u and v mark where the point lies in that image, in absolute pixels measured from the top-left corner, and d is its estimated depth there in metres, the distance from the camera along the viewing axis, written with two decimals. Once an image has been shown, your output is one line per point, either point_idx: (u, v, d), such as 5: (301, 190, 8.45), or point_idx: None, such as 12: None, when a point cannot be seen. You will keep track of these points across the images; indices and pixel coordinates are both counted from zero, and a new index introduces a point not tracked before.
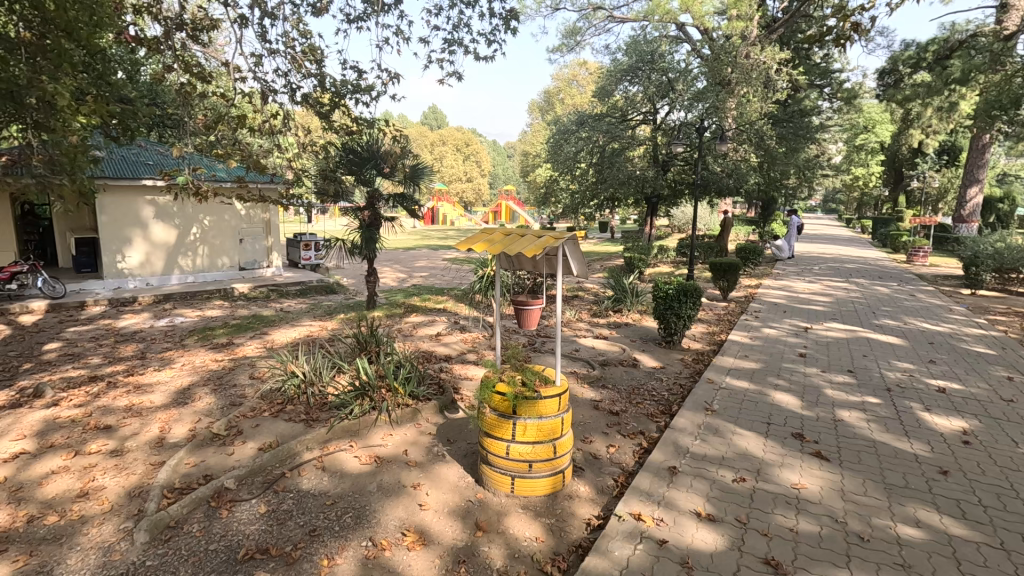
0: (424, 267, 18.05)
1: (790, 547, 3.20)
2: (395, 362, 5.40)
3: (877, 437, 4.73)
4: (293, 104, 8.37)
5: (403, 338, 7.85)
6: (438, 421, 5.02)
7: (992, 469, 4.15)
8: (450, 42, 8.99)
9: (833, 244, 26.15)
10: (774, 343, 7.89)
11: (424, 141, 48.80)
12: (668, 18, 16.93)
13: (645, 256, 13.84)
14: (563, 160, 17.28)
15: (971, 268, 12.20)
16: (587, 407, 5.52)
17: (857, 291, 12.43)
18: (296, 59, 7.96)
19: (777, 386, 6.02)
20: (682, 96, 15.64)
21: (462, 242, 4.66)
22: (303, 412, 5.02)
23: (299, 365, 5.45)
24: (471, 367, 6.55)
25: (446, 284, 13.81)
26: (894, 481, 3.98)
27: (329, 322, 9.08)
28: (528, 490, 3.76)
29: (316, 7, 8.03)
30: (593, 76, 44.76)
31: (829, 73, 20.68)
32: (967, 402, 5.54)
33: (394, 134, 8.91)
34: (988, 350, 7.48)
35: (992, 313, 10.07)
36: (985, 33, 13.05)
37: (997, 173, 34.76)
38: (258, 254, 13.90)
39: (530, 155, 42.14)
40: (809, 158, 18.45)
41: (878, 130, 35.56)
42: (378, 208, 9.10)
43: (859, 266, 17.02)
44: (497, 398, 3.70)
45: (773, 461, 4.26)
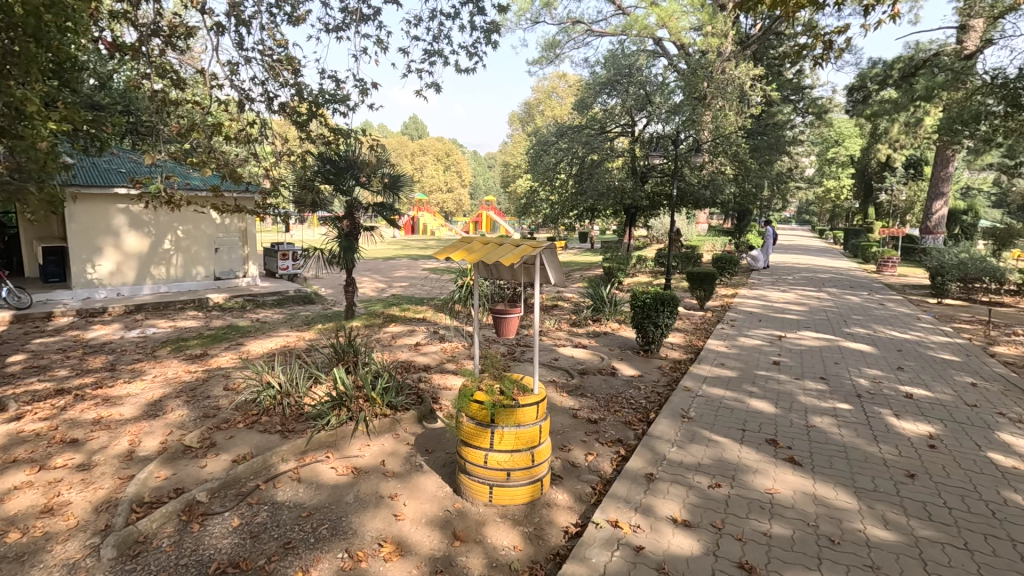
0: (404, 276, 17.97)
1: (763, 551, 3.26)
2: (374, 372, 5.36)
3: (848, 441, 4.85)
4: (270, 113, 8.29)
5: (382, 348, 7.77)
6: (417, 431, 4.99)
7: (957, 472, 4.28)
8: (429, 53, 9.05)
9: (806, 254, 26.80)
10: (750, 351, 8.03)
11: (405, 151, 48.88)
12: (646, 32, 17.34)
13: (624, 266, 13.97)
14: (543, 170, 17.37)
15: (937, 277, 12.86)
16: (566, 415, 5.55)
17: (830, 300, 12.78)
18: (273, 68, 7.91)
19: (752, 393, 6.13)
20: (660, 109, 15.84)
21: (440, 250, 4.63)
22: (279, 423, 4.94)
23: (276, 375, 5.38)
24: (450, 377, 6.52)
25: (426, 294, 13.85)
26: (864, 484, 4.08)
27: (307, 333, 8.98)
28: (507, 499, 3.77)
29: (293, 16, 8.06)
30: (572, 88, 45.32)
31: (802, 88, 20.81)
32: (933, 408, 5.71)
33: (371, 143, 8.87)
34: (953, 357, 7.75)
35: (958, 322, 10.41)
36: (947, 52, 13.60)
37: (961, 187, 36.23)
38: (233, 264, 13.71)
39: (511, 167, 42.47)
40: (781, 171, 19.04)
41: (847, 143, 36.89)
42: (358, 217, 9.04)
43: (832, 276, 17.46)
44: (475, 406, 3.69)
45: (749, 466, 4.34)
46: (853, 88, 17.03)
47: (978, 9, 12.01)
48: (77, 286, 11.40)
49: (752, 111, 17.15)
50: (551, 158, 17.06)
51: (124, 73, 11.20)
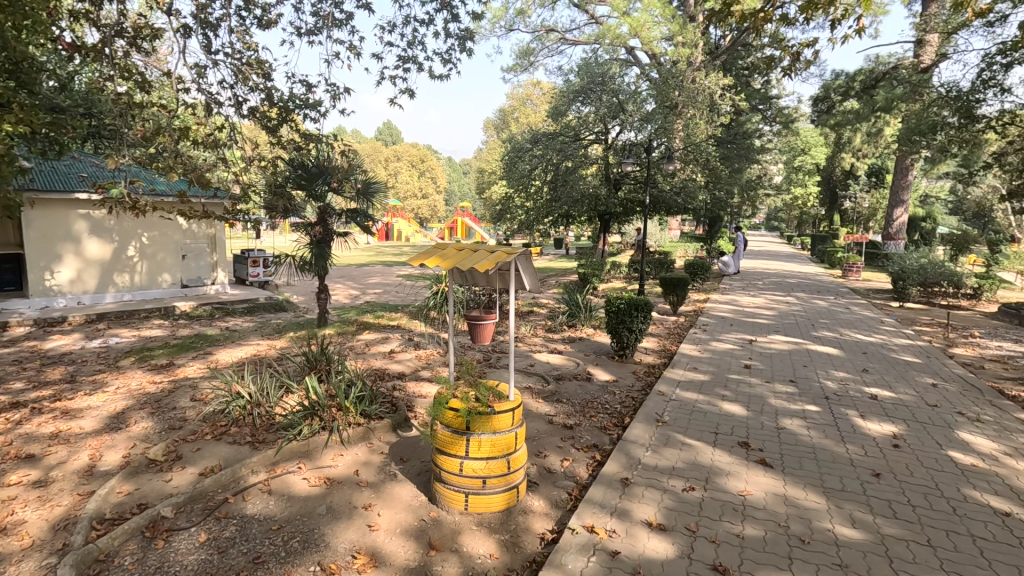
0: (378, 283, 17.79)
1: (736, 553, 3.30)
2: (347, 380, 5.27)
3: (816, 442, 4.96)
4: (239, 117, 8.13)
5: (355, 356, 7.66)
6: (392, 440, 4.93)
7: (920, 470, 4.41)
8: (404, 59, 9.01)
9: (775, 260, 27.45)
10: (722, 355, 8.17)
11: (379, 157, 48.50)
12: (619, 41, 17.60)
13: (599, 272, 14.09)
14: (518, 177, 17.40)
15: (898, 282, 13.15)
16: (542, 421, 5.55)
17: (798, 304, 13.10)
18: (242, 71, 7.76)
19: (724, 397, 6.23)
20: (632, 118, 16.09)
21: (415, 257, 4.60)
22: (248, 434, 4.82)
23: (245, 385, 5.25)
24: (425, 385, 6.46)
25: (401, 301, 13.72)
26: (832, 484, 4.17)
27: (278, 341, 8.80)
28: (483, 507, 3.74)
29: (262, 19, 7.95)
30: (547, 96, 45.68)
31: (769, 98, 21.43)
32: (897, 408, 5.89)
33: (343, 148, 8.80)
34: (915, 359, 8.02)
35: (919, 325, 10.77)
36: (905, 65, 14.15)
37: (920, 195, 37.64)
38: (201, 271, 13.39)
39: (486, 174, 42.51)
40: (750, 179, 19.49)
41: (813, 152, 38.05)
42: (331, 224, 8.93)
43: (800, 281, 17.91)
44: (450, 414, 3.66)
45: (722, 469, 4.40)
46: (818, 98, 17.58)
47: (933, 24, 12.53)
48: (34, 294, 10.94)
49: (722, 120, 17.53)
50: (526, 164, 17.11)
51: (85, 75, 10.86)
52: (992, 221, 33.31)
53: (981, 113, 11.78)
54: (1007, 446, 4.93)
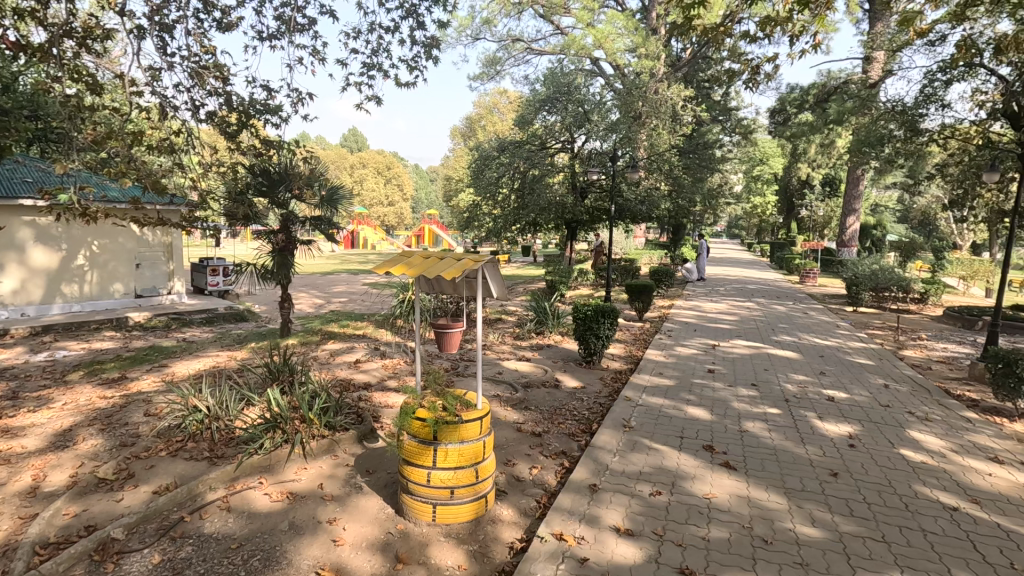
0: (343, 292, 17.49)
1: (702, 555, 3.35)
2: (311, 392, 5.14)
3: (777, 444, 5.10)
4: (197, 122, 7.89)
5: (319, 366, 7.50)
6: (358, 451, 4.83)
7: (874, 469, 4.58)
8: (368, 66, 8.95)
9: (737, 266, 28.23)
10: (687, 360, 8.33)
11: (344, 164, 47.87)
12: (584, 52, 17.89)
13: (566, 279, 14.20)
14: (485, 185, 17.40)
15: (852, 287, 13.80)
16: (510, 429, 5.53)
17: (758, 310, 13.49)
18: (199, 74, 7.55)
19: (689, 401, 6.34)
20: (598, 127, 16.34)
21: (380, 265, 4.54)
22: (206, 450, 4.65)
23: (203, 398, 5.06)
24: (392, 395, 6.36)
25: (366, 310, 13.51)
26: (793, 485, 4.28)
27: (238, 352, 8.54)
28: (451, 517, 3.69)
29: (222, 22, 7.77)
30: (513, 105, 46.01)
31: (729, 110, 22.11)
32: (852, 409, 6.11)
33: (305, 155, 8.63)
34: (868, 361, 8.35)
35: (871, 328, 11.23)
36: (855, 80, 14.84)
37: (871, 204, 39.40)
38: (156, 280, 12.93)
39: (453, 181, 42.46)
40: (711, 188, 20.03)
41: (771, 163, 39.43)
42: (294, 231, 8.74)
43: (760, 287, 18.46)
44: (417, 424, 3.61)
45: (687, 473, 4.47)
46: (775, 110, 18.23)
47: (880, 42, 13.19)
48: None
49: (684, 130, 17.97)
50: (493, 172, 17.13)
51: (31, 75, 10.36)
52: (936, 229, 35.11)
53: (924, 127, 12.43)
54: (953, 443, 5.18)
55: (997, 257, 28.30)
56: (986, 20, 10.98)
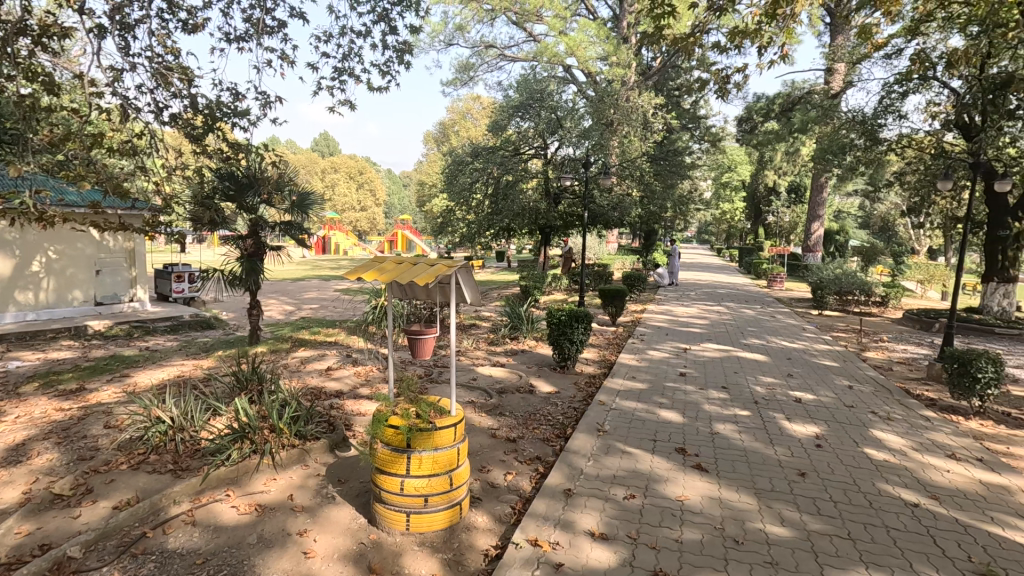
0: (314, 298, 17.19)
1: (675, 557, 3.38)
2: (281, 401, 5.02)
3: (747, 446, 5.19)
4: (161, 124, 7.67)
5: (289, 374, 7.35)
6: (329, 461, 4.74)
7: (840, 468, 4.70)
8: (339, 71, 8.86)
9: (707, 271, 28.75)
10: (659, 364, 8.43)
11: (315, 169, 47.23)
12: (556, 59, 18.06)
13: (540, 284, 14.26)
14: (458, 191, 17.34)
15: (818, 291, 14.04)
16: (485, 435, 5.50)
17: (728, 313, 13.76)
18: (162, 75, 7.35)
19: (661, 404, 6.42)
20: (570, 133, 16.49)
21: (351, 271, 4.48)
22: (170, 462, 4.50)
23: (167, 408, 4.90)
24: (364, 403, 6.26)
25: (338, 316, 13.30)
26: (763, 485, 4.37)
27: (205, 361, 8.31)
28: (425, 526, 3.64)
29: (187, 23, 7.59)
30: (487, 111, 46.13)
31: (698, 118, 22.59)
32: (819, 410, 6.27)
33: (274, 159, 8.48)
34: (833, 363, 8.59)
35: (836, 331, 11.57)
36: (817, 91, 15.35)
37: (834, 211, 40.67)
38: (118, 287, 12.52)
39: (427, 187, 42.25)
40: (682, 195, 20.39)
41: (739, 170, 40.41)
42: (263, 236, 8.56)
43: (729, 291, 18.84)
44: (390, 431, 3.55)
45: (660, 475, 4.51)
46: (743, 119, 18.69)
47: (840, 54, 13.68)
48: None
49: (655, 138, 18.27)
50: (466, 178, 17.08)
51: None
52: (896, 235, 36.43)
53: (883, 136, 12.90)
54: (914, 441, 5.35)
55: (952, 261, 29.51)
56: (939, 34, 11.48)
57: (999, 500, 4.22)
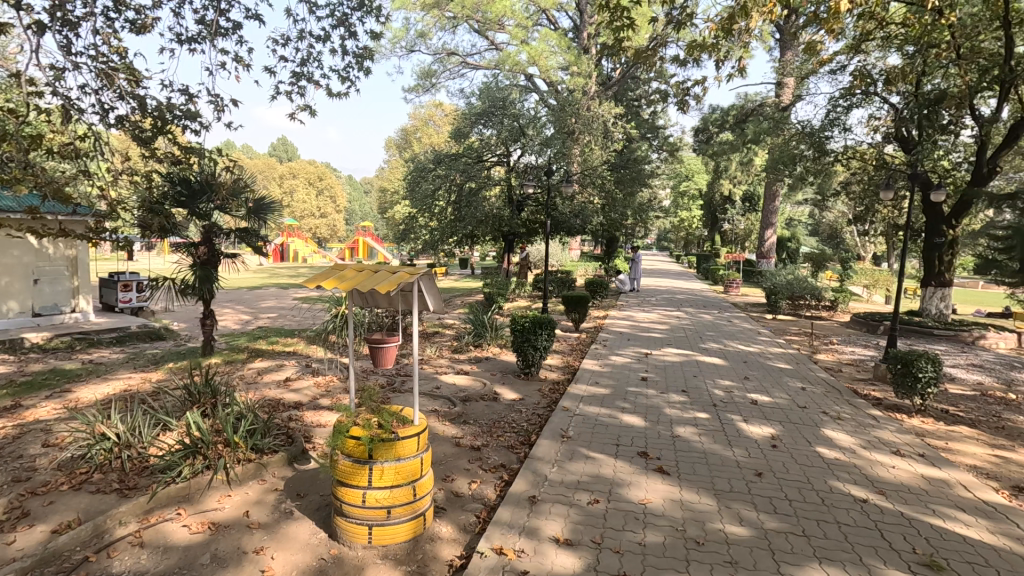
0: (271, 307, 16.70)
1: (638, 560, 3.42)
2: (236, 414, 4.84)
3: (707, 448, 5.31)
4: (106, 127, 7.34)
5: (245, 386, 7.10)
6: (287, 474, 4.60)
7: (795, 467, 4.86)
8: (297, 76, 8.68)
9: (667, 277, 29.40)
10: (621, 369, 8.55)
11: (273, 174, 46.10)
12: (518, 68, 18.21)
13: (503, 291, 14.26)
14: (420, 198, 17.13)
15: (772, 296, 14.48)
16: (449, 444, 5.45)
17: (687, 319, 14.08)
18: (108, 75, 7.02)
19: (624, 409, 6.50)
20: (533, 141, 16.60)
21: (309, 279, 4.36)
22: (116, 481, 4.27)
23: (113, 424, 4.65)
24: (325, 414, 6.11)
25: (297, 325, 12.95)
26: (722, 486, 4.47)
27: (154, 374, 7.94)
28: (388, 538, 3.57)
29: (135, 22, 7.30)
30: (449, 117, 46.04)
31: (656, 128, 23.14)
32: (774, 411, 6.48)
33: (229, 164, 8.23)
34: (787, 365, 8.89)
35: (789, 335, 11.99)
36: (768, 104, 15.98)
37: (786, 218, 42.27)
38: (58, 297, 11.86)
39: (389, 193, 41.78)
40: (642, 203, 20.82)
41: (696, 179, 41.61)
42: (216, 244, 8.28)
43: (689, 297, 19.29)
44: (352, 443, 3.48)
45: (623, 479, 4.56)
46: (699, 129, 19.25)
47: (790, 69, 14.28)
48: None
49: (615, 146, 18.61)
50: (428, 185, 16.92)
51: None
52: (843, 242, 38.12)
53: (830, 148, 13.48)
54: (862, 439, 5.59)
55: (894, 267, 31.10)
56: (879, 52, 12.12)
57: (940, 493, 4.45)
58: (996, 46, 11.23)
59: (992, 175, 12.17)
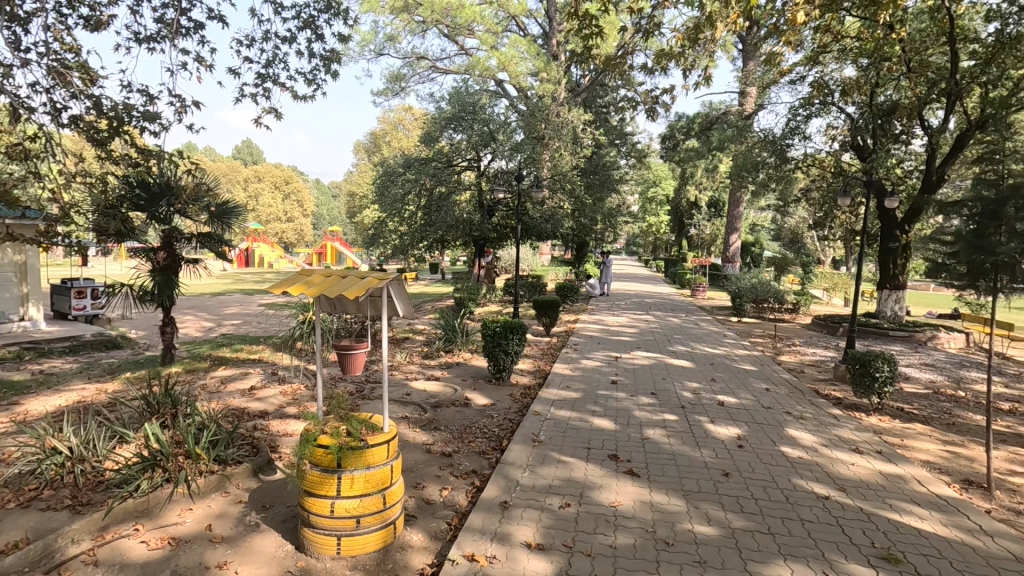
0: (235, 314, 16.26)
1: (609, 562, 3.44)
2: (198, 424, 4.69)
3: (676, 449, 5.39)
4: (59, 127, 7.05)
5: (208, 396, 6.89)
6: (252, 486, 4.47)
7: (760, 466, 4.98)
8: (262, 77, 8.51)
9: (636, 282, 29.83)
10: (591, 373, 8.61)
11: (237, 177, 45.00)
12: (488, 73, 18.25)
13: (474, 296, 14.21)
14: (390, 202, 16.93)
15: (737, 300, 14.89)
16: (420, 451, 5.39)
17: (656, 322, 14.31)
18: (61, 74, 6.76)
19: (595, 412, 6.55)
20: (503, 146, 16.59)
21: (276, 285, 4.27)
22: (68, 497, 4.08)
23: (64, 438, 4.44)
24: (291, 423, 5.97)
25: (262, 332, 12.65)
26: (690, 486, 4.55)
27: (110, 384, 7.63)
28: (357, 549, 3.50)
29: (90, 19, 7.04)
30: (419, 122, 45.82)
31: (624, 134, 23.50)
32: (740, 412, 6.63)
33: (190, 167, 8.02)
34: (751, 367, 9.12)
35: (753, 337, 12.30)
36: (732, 112, 16.41)
37: (750, 223, 43.43)
38: (5, 304, 11.28)
39: (358, 197, 41.25)
40: (611, 208, 21.10)
41: (663, 185, 42.40)
42: (177, 249, 8.04)
43: (657, 301, 19.62)
44: (320, 451, 3.41)
45: (594, 483, 4.59)
46: (666, 136, 19.63)
47: (752, 79, 14.71)
48: None
49: (584, 152, 18.80)
50: (398, 189, 16.77)
51: None
52: (803, 246, 39.37)
53: (790, 155, 13.91)
54: (823, 438, 5.77)
55: (852, 270, 32.30)
56: (835, 64, 12.59)
57: (896, 488, 4.62)
58: (943, 60, 11.82)
59: (940, 183, 12.76)
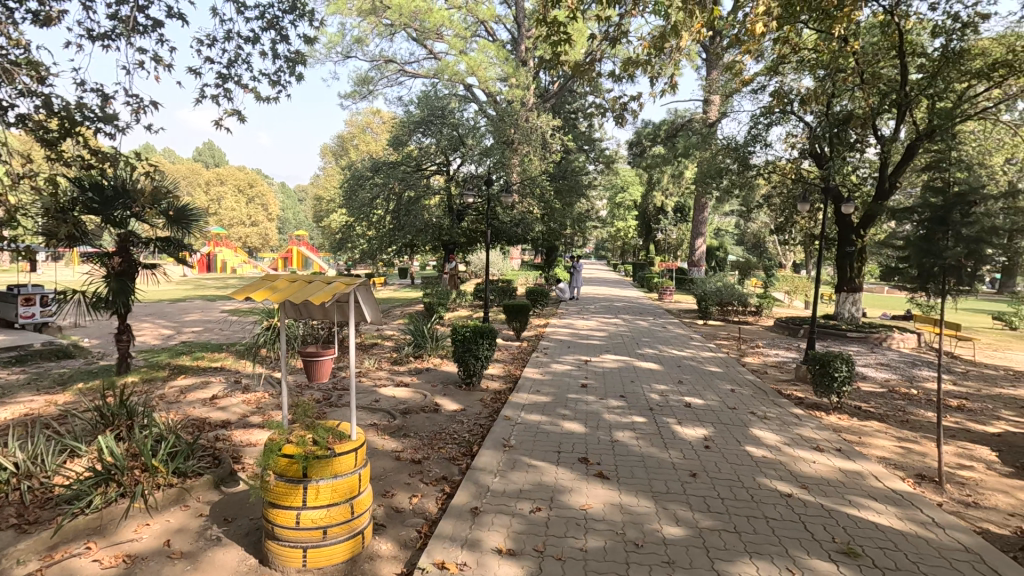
0: (196, 321, 15.74)
1: (580, 565, 3.45)
2: (156, 436, 4.51)
3: (644, 451, 5.45)
4: (5, 126, 6.73)
5: (166, 406, 6.64)
6: (214, 498, 4.32)
7: (726, 466, 5.08)
8: (224, 78, 8.30)
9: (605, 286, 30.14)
10: (561, 376, 8.65)
11: (198, 180, 43.67)
12: (457, 77, 18.20)
13: (443, 301, 14.11)
14: (358, 207, 16.69)
15: (702, 303, 15.24)
16: (388, 458, 5.31)
17: (624, 326, 14.47)
18: (7, 70, 6.45)
19: (565, 416, 6.58)
20: (472, 151, 16.51)
21: (239, 290, 4.14)
22: (14, 516, 3.87)
23: (10, 453, 4.22)
24: (255, 433, 5.81)
25: (224, 340, 12.27)
26: (659, 488, 4.60)
27: (61, 395, 7.28)
28: (324, 560, 3.42)
29: (39, 14, 6.75)
30: (388, 125, 45.36)
31: (593, 140, 23.74)
32: (706, 413, 6.75)
33: (147, 169, 7.74)
34: (717, 369, 9.30)
35: (719, 339, 12.56)
36: (697, 120, 16.76)
37: (715, 228, 44.40)
38: None
39: (325, 201, 40.53)
40: (580, 213, 21.28)
41: (631, 190, 43.01)
42: (133, 254, 7.73)
43: (626, 304, 19.86)
44: (284, 461, 3.32)
45: (565, 486, 4.61)
46: (633, 143, 19.92)
47: (716, 88, 15.07)
48: None
49: (553, 157, 18.91)
50: (366, 193, 16.53)
51: None
52: (766, 250, 40.46)
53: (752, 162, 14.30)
54: (786, 437, 5.92)
55: (812, 274, 33.35)
56: (794, 74, 13.01)
57: (854, 484, 4.78)
58: (894, 73, 12.36)
59: (892, 190, 13.31)
